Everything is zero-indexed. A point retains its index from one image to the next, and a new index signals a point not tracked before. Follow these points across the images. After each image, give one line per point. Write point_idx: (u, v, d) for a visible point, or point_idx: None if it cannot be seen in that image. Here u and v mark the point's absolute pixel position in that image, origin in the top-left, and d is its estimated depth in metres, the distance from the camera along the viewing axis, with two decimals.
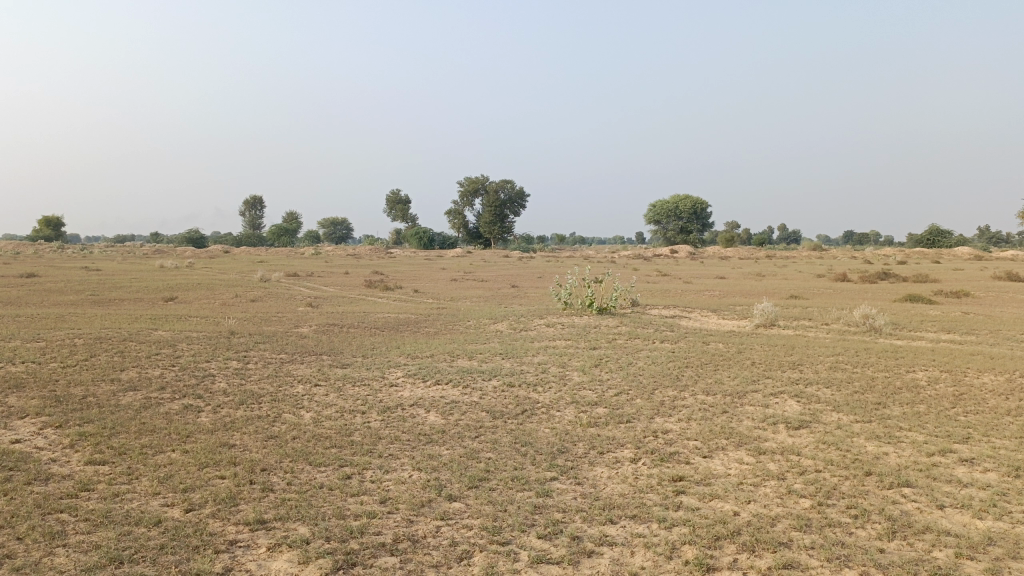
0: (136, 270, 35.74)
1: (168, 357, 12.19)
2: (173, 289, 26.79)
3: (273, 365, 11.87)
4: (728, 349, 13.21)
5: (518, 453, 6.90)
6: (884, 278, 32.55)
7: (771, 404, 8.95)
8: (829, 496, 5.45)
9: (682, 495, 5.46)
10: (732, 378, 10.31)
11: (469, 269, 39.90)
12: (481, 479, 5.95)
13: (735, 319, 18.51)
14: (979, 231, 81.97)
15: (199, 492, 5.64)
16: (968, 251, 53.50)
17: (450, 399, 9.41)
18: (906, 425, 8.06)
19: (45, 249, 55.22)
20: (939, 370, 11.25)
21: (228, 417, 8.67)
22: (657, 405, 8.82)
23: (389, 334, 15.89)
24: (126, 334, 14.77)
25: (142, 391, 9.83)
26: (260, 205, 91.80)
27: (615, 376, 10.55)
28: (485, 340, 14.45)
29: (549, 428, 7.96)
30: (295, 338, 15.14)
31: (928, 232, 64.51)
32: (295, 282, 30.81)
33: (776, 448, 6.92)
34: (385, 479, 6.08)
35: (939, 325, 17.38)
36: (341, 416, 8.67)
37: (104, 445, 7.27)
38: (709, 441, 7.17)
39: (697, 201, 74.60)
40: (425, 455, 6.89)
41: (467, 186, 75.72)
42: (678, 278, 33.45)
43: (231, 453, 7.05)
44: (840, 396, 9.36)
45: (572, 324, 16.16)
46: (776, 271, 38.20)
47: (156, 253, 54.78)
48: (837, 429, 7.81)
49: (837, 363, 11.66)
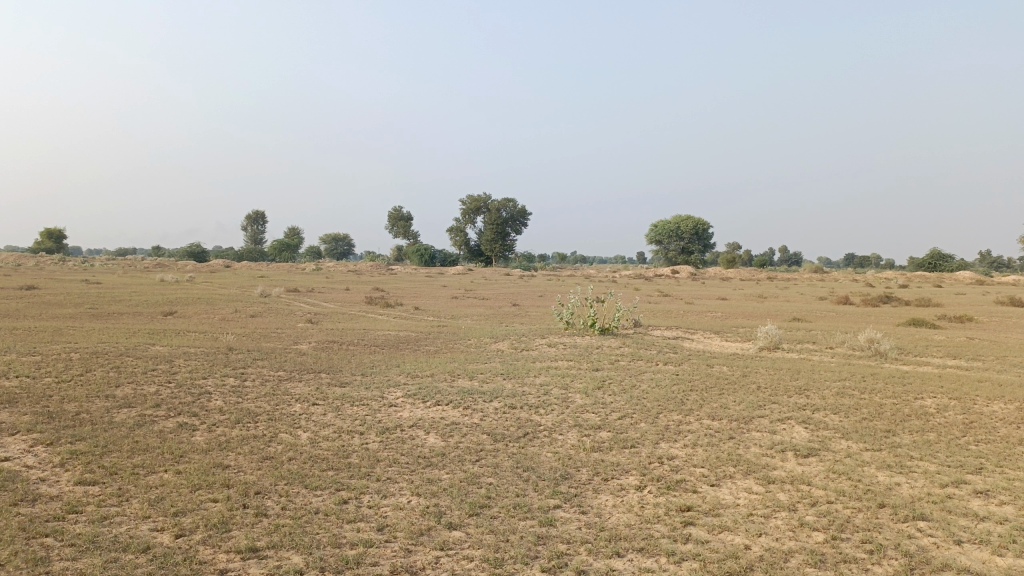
0: (136, 283, 35.63)
1: (164, 373, 12.01)
2: (172, 304, 26.63)
3: (270, 383, 11.69)
4: (732, 372, 13.02)
5: (519, 479, 6.71)
6: (887, 301, 32.40)
7: (778, 430, 8.77)
8: (843, 530, 5.26)
9: (690, 527, 5.27)
10: (737, 403, 10.12)
11: (470, 287, 39.75)
12: (482, 506, 5.76)
13: (738, 341, 18.33)
14: (980, 255, 81.87)
15: (191, 516, 5.46)
16: (971, 277, 53.30)
17: (451, 420, 9.23)
18: (917, 454, 7.88)
19: (46, 261, 55.16)
20: (948, 396, 11.06)
21: (223, 436, 8.49)
22: (661, 430, 8.64)
23: (389, 353, 15.71)
24: (122, 349, 14.58)
25: (137, 408, 9.64)
26: (262, 220, 91.87)
27: (618, 399, 10.37)
28: (486, 360, 14.27)
29: (551, 452, 7.77)
30: (294, 355, 14.97)
31: (930, 256, 64.43)
32: (294, 298, 30.64)
33: (785, 477, 6.73)
34: (383, 505, 5.89)
35: (944, 350, 17.19)
36: (339, 437, 8.48)
37: (94, 464, 7.09)
38: (716, 468, 6.99)
39: (699, 222, 74.56)
40: (425, 479, 6.70)
41: (469, 204, 75.74)
42: (680, 299, 33.30)
43: (225, 474, 6.86)
44: (849, 423, 9.16)
45: (574, 344, 15.99)
46: (778, 293, 38.04)
47: (157, 266, 54.74)
48: (847, 457, 7.62)
49: (844, 388, 11.47)
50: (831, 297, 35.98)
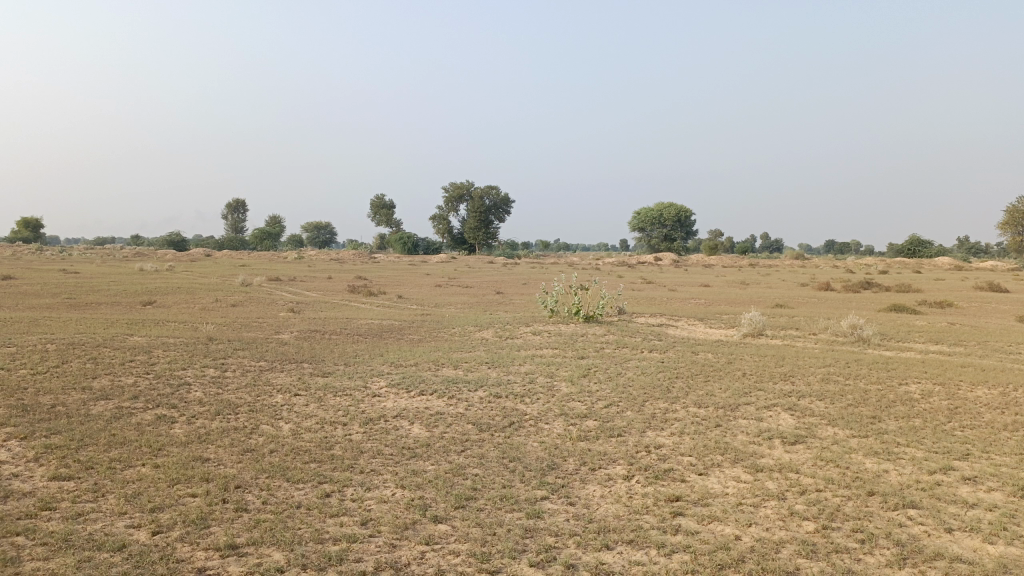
0: (115, 273, 35.11)
1: (142, 364, 11.79)
2: (151, 293, 26.27)
3: (251, 374, 11.50)
4: (718, 359, 12.99)
5: (506, 469, 6.61)
6: (868, 287, 32.56)
7: (765, 417, 8.74)
8: (833, 519, 5.21)
9: (680, 517, 5.20)
10: (723, 390, 10.07)
11: (454, 275, 39.58)
12: (468, 498, 5.65)
13: (722, 328, 18.32)
14: (958, 241, 82.59)
15: (169, 512, 5.31)
16: (950, 262, 53.77)
17: (435, 410, 9.11)
18: (903, 440, 7.85)
19: (22, 251, 54.33)
20: (932, 382, 11.07)
21: (203, 428, 8.32)
22: (648, 418, 8.57)
23: (373, 342, 15.54)
24: (100, 340, 14.31)
25: (114, 401, 9.44)
26: (243, 208, 91.02)
27: (604, 387, 10.28)
28: (470, 348, 14.16)
29: (538, 442, 7.67)
30: (275, 344, 14.77)
31: (909, 242, 64.88)
32: (277, 287, 30.32)
33: (773, 465, 6.67)
34: (367, 498, 5.77)
35: (927, 336, 17.26)
36: (321, 429, 8.34)
37: (70, 459, 6.91)
38: (704, 457, 6.92)
39: (681, 209, 74.64)
40: (409, 470, 6.59)
41: (451, 192, 75.39)
42: (663, 286, 33.27)
43: (205, 468, 6.70)
44: (835, 410, 9.14)
45: (559, 332, 15.90)
46: (760, 280, 38.18)
47: (136, 256, 54.02)
48: (834, 444, 7.59)
49: (829, 375, 11.45)
50: (813, 283, 36.08)
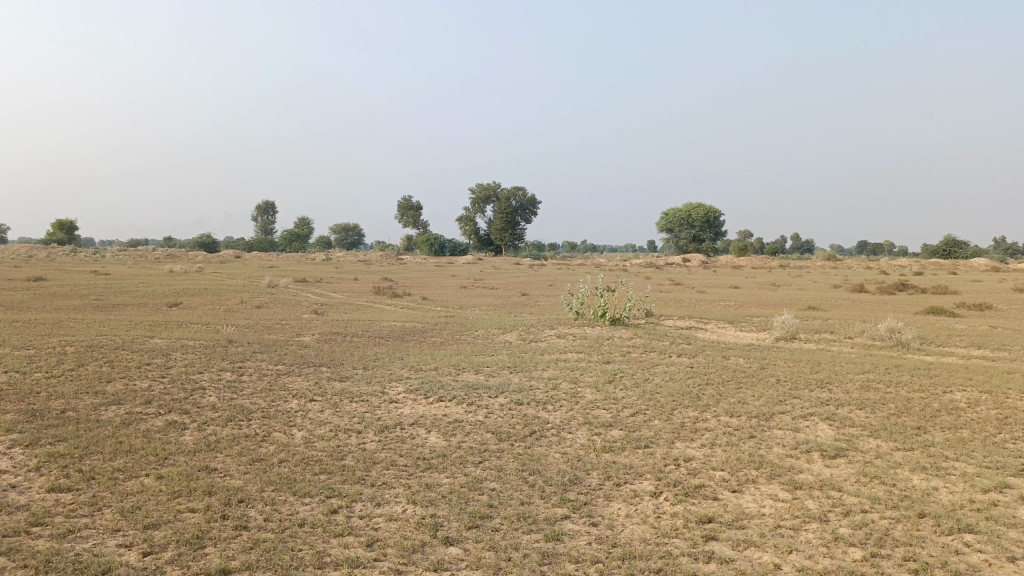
0: (145, 275, 35.25)
1: (159, 367, 11.58)
2: (176, 295, 26.27)
3: (268, 377, 11.25)
4: (750, 364, 12.48)
5: (524, 483, 6.22)
6: (902, 289, 31.70)
7: (801, 428, 8.25)
8: (882, 545, 4.75)
9: (712, 542, 4.77)
10: (756, 398, 9.58)
11: (479, 277, 39.29)
12: (483, 517, 5.26)
13: (753, 331, 17.75)
14: (996, 241, 80.53)
15: (166, 531, 5.01)
16: (988, 263, 52.28)
17: (454, 418, 8.73)
18: (952, 454, 7.33)
19: (57, 253, 55.08)
20: (980, 390, 10.47)
21: (213, 436, 8.03)
22: (677, 428, 8.12)
23: (394, 345, 15.23)
24: (119, 342, 14.14)
25: (126, 406, 9.19)
26: (272, 210, 91.71)
27: (631, 394, 9.83)
28: (493, 352, 13.78)
29: (560, 453, 7.27)
30: (295, 348, 14.50)
31: (944, 243, 63.30)
32: (302, 289, 30.22)
33: (813, 482, 6.20)
34: (376, 515, 5.41)
35: (968, 340, 16.56)
36: (334, 437, 8.01)
37: (71, 468, 6.65)
38: (738, 472, 6.46)
39: (710, 210, 73.61)
40: (422, 484, 6.22)
41: (478, 194, 75.12)
42: (692, 288, 32.69)
43: (209, 480, 6.40)
44: (876, 420, 8.61)
45: (584, 335, 15.46)
46: (791, 282, 37.36)
47: (167, 257, 54.40)
48: (878, 458, 7.08)
49: (868, 382, 10.90)
50: (846, 284, 35.22)
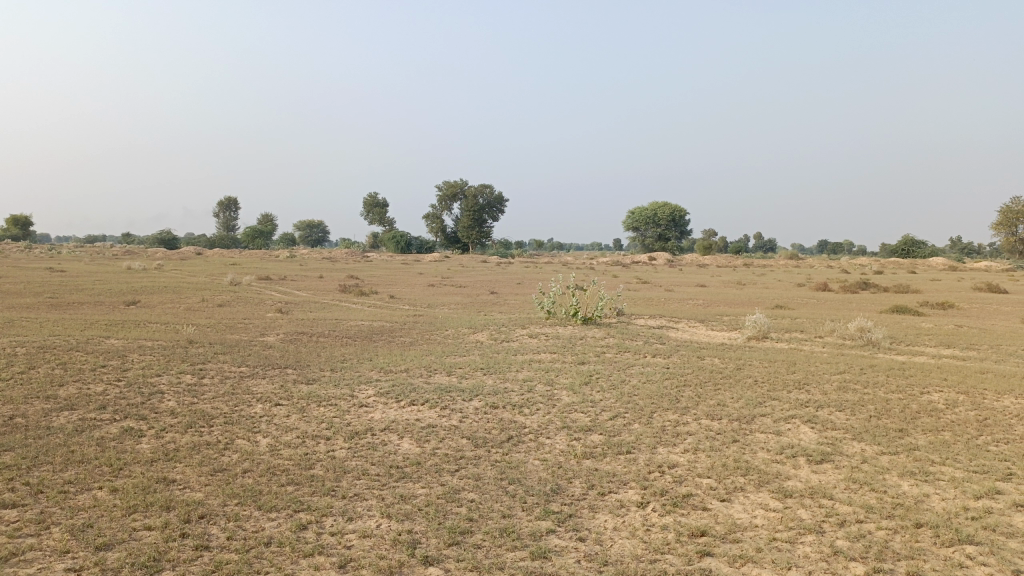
0: (102, 272, 34.28)
1: (115, 370, 11.04)
2: (135, 293, 25.46)
3: (230, 381, 10.77)
4: (725, 364, 12.33)
5: (504, 494, 5.92)
6: (865, 288, 32.02)
7: (784, 431, 8.08)
8: (883, 559, 4.54)
9: (707, 559, 4.54)
10: (735, 400, 9.40)
11: (447, 275, 38.93)
12: (463, 532, 4.96)
13: (724, 330, 17.64)
14: (951, 240, 82.29)
15: (121, 553, 4.62)
16: (945, 262, 53.25)
17: (427, 422, 8.40)
18: (938, 458, 7.19)
19: (9, 249, 53.38)
20: (955, 390, 10.41)
21: (172, 444, 7.60)
22: (658, 432, 7.88)
23: (363, 345, 14.82)
24: (73, 343, 13.49)
25: (79, 411, 8.70)
26: (234, 207, 90.23)
27: (608, 396, 9.57)
28: (465, 353, 13.44)
29: (539, 460, 6.98)
30: (259, 348, 14.02)
31: (902, 242, 64.37)
32: (266, 286, 29.58)
33: (804, 490, 6.00)
34: (348, 532, 5.08)
35: (936, 339, 16.64)
36: (301, 444, 7.62)
37: (17, 481, 6.18)
38: (725, 480, 6.23)
39: (676, 209, 74.04)
40: (396, 496, 5.89)
41: (446, 191, 74.60)
42: (661, 286, 32.68)
43: (168, 493, 5.99)
44: (858, 423, 8.47)
45: (557, 335, 15.20)
46: (756, 280, 37.66)
47: (126, 253, 53.18)
48: (865, 463, 6.91)
49: (845, 382, 10.79)
50: (809, 283, 35.59)
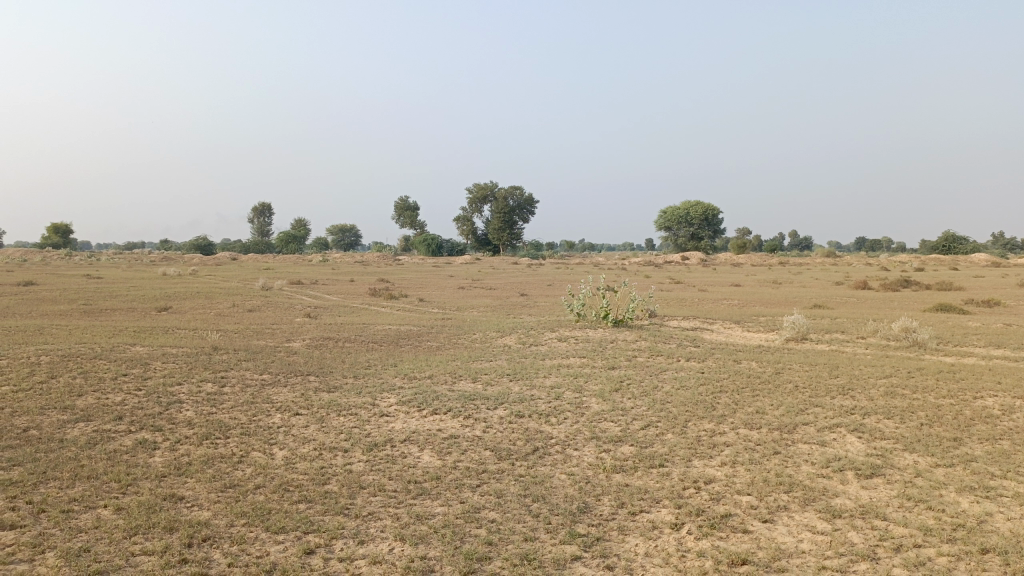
0: (135, 278, 34.62)
1: (135, 379, 10.84)
2: (167, 298, 25.51)
3: (251, 389, 10.52)
4: (763, 368, 11.80)
5: (527, 513, 5.53)
6: (906, 286, 31.01)
7: (829, 441, 7.56)
8: None
9: None
10: (776, 407, 8.89)
11: (476, 277, 38.63)
12: (481, 560, 4.60)
13: (762, 332, 17.04)
14: (994, 236, 80.06)
15: None
16: (989, 258, 51.51)
17: (449, 433, 8.02)
18: (999, 470, 6.63)
19: (49, 256, 54.30)
20: (1011, 395, 9.77)
21: (185, 457, 7.32)
22: (692, 443, 7.42)
23: (389, 351, 14.52)
24: (98, 351, 13.36)
25: (94, 423, 8.48)
26: (268, 212, 91.07)
27: (640, 404, 9.11)
28: (491, 358, 13.07)
29: (566, 474, 6.57)
30: (282, 355, 13.78)
31: (944, 239, 62.67)
32: (297, 290, 29.59)
33: (854, 508, 5.52)
34: (358, 558, 4.74)
35: (986, 339, 15.87)
36: (318, 457, 7.31)
37: (21, 500, 5.93)
38: (767, 497, 5.76)
39: (709, 207, 72.99)
40: (413, 515, 5.54)
41: (476, 192, 74.38)
42: (693, 286, 32.03)
43: (173, 512, 5.70)
44: (908, 432, 7.91)
45: (586, 338, 14.77)
46: (792, 279, 36.83)
47: (163, 259, 54.40)
48: (920, 478, 6.38)
49: (892, 387, 10.20)
50: (848, 280, 34.62)
